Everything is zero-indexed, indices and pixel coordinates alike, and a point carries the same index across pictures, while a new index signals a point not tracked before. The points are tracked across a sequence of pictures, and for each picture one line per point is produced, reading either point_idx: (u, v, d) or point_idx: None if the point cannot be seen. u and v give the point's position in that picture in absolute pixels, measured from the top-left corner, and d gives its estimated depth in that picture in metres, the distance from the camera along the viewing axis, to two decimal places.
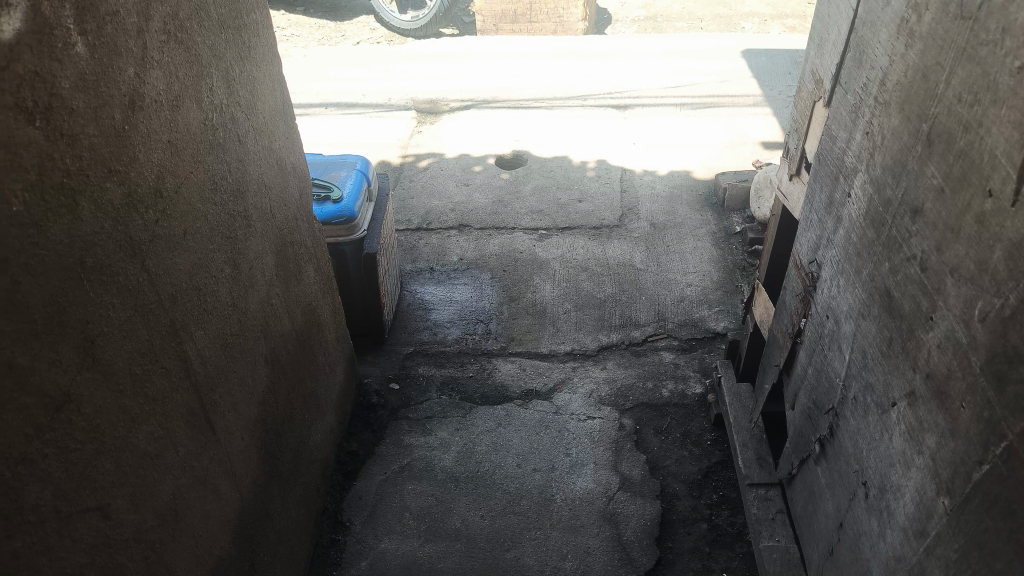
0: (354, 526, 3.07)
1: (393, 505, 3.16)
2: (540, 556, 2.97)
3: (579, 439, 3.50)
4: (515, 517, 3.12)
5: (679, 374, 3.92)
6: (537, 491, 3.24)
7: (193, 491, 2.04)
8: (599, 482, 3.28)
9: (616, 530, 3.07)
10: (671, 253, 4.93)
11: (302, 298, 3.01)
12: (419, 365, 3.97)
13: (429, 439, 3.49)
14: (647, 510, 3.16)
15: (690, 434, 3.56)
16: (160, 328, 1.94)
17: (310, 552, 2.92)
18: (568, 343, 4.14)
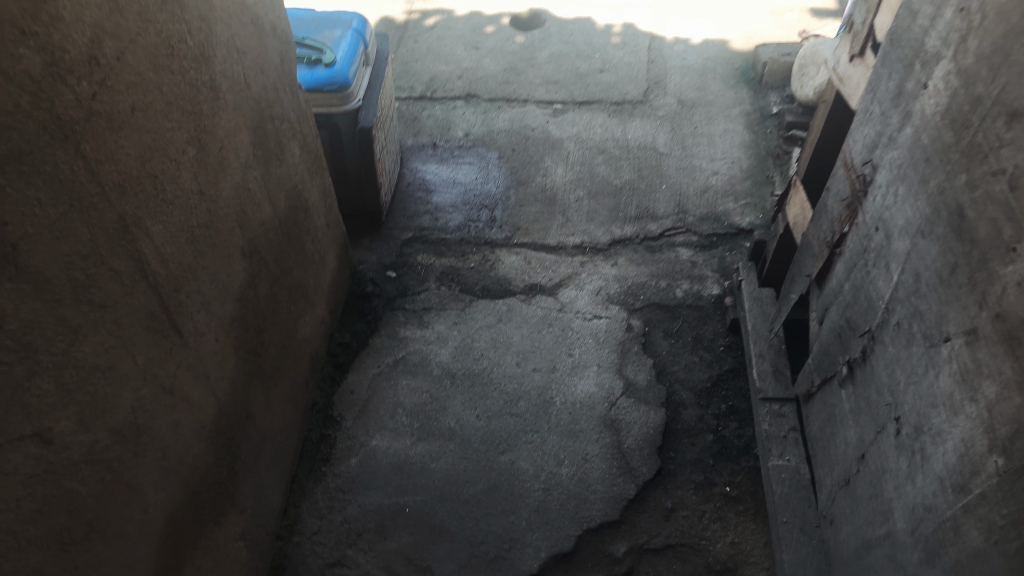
0: (346, 422, 2.96)
1: (387, 402, 3.04)
2: (535, 461, 2.89)
3: (583, 339, 3.32)
4: (513, 420, 3.01)
5: (696, 274, 3.66)
6: (536, 393, 3.10)
7: (157, 402, 1.82)
8: (602, 387, 3.14)
9: (616, 440, 2.98)
10: (698, 136, 4.50)
11: (286, 180, 2.70)
12: (417, 252, 3.72)
13: (426, 333, 3.31)
14: (652, 419, 3.05)
15: (702, 338, 3.38)
16: (106, 225, 1.65)
17: (299, 447, 2.83)
18: (579, 235, 3.85)
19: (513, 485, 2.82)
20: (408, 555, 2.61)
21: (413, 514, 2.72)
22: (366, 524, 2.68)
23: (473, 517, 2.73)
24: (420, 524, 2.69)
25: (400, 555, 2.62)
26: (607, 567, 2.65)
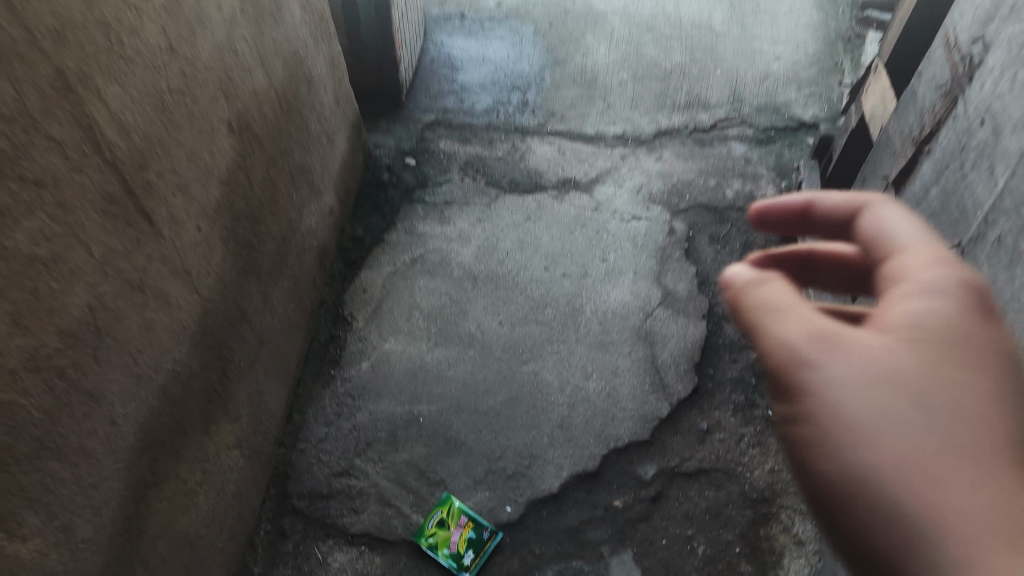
0: (357, 323, 2.71)
1: (401, 303, 2.76)
2: (560, 372, 2.64)
3: (620, 242, 2.97)
4: (538, 328, 2.74)
5: (749, 172, 3.23)
6: (565, 300, 2.81)
7: (124, 299, 1.55)
8: (638, 295, 2.82)
9: (650, 352, 2.70)
10: (761, 13, 3.92)
11: (285, 44, 2.30)
12: (439, 138, 3.33)
13: (446, 229, 2.98)
14: (691, 332, 2.75)
15: (752, 245, 3.01)
16: (41, 82, 1.31)
17: (307, 348, 2.60)
18: (620, 124, 3.42)
19: (536, 398, 2.59)
20: (420, 467, 2.44)
21: (427, 424, 2.52)
22: (376, 433, 2.49)
23: (491, 429, 2.52)
24: (433, 435, 2.50)
25: (412, 467, 2.44)
26: (634, 489, 2.45)
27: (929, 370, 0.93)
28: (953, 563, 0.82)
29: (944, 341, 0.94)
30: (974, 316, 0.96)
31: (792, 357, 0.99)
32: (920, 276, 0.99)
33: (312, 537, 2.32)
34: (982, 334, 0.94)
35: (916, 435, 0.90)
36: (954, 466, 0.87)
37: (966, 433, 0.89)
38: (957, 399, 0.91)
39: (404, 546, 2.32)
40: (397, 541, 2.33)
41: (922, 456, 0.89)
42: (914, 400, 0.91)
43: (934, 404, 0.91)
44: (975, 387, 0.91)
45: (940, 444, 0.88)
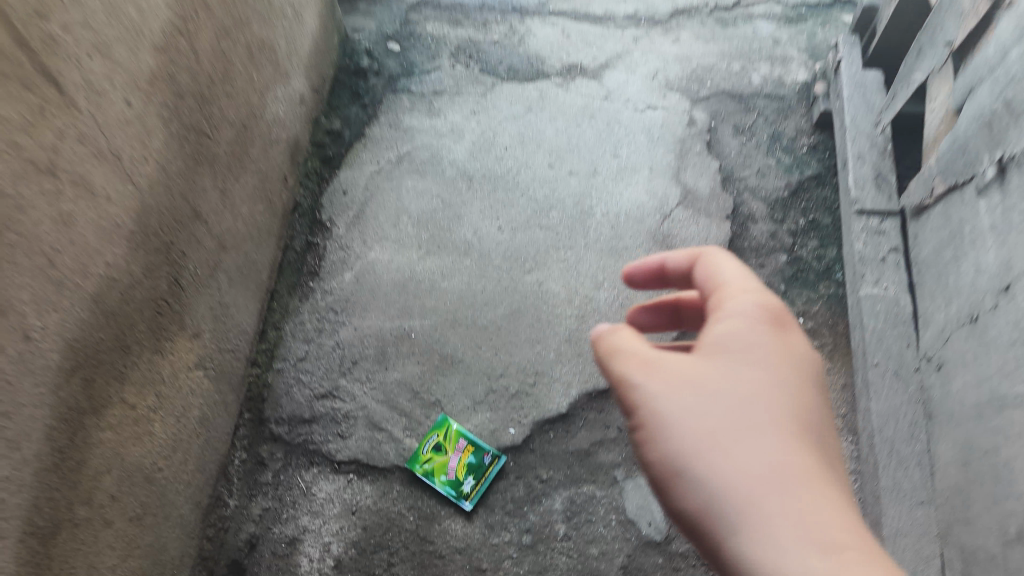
0: (337, 230, 2.36)
1: (387, 206, 2.42)
2: (565, 281, 2.35)
3: (633, 135, 2.63)
4: (541, 233, 2.42)
5: (778, 55, 2.85)
6: (572, 202, 2.47)
7: (33, 186, 1.22)
8: (654, 194, 2.50)
9: (668, 258, 2.38)
10: None
11: None
12: (426, 19, 2.92)
13: (436, 123, 2.61)
14: (714, 234, 2.44)
15: (781, 137, 2.67)
16: None
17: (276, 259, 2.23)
18: (632, 2, 3.00)
19: (541, 312, 2.31)
20: (412, 387, 2.20)
21: (419, 341, 2.25)
22: (362, 351, 2.22)
23: (492, 346, 2.26)
24: (427, 353, 2.24)
25: (405, 388, 2.20)
26: None
27: (730, 376, 1.19)
28: (736, 522, 1.07)
29: (740, 353, 1.21)
30: (769, 330, 1.23)
31: (633, 376, 1.23)
32: (728, 300, 1.28)
33: (295, 465, 2.12)
34: (772, 343, 1.22)
35: (719, 427, 1.14)
36: (743, 448, 1.12)
37: (754, 421, 1.15)
38: (750, 397, 1.17)
39: (397, 473, 2.12)
40: (390, 468, 2.13)
41: (723, 441, 1.13)
42: (718, 400, 1.17)
43: (731, 402, 1.16)
44: (764, 385, 1.18)
45: (735, 433, 1.14)
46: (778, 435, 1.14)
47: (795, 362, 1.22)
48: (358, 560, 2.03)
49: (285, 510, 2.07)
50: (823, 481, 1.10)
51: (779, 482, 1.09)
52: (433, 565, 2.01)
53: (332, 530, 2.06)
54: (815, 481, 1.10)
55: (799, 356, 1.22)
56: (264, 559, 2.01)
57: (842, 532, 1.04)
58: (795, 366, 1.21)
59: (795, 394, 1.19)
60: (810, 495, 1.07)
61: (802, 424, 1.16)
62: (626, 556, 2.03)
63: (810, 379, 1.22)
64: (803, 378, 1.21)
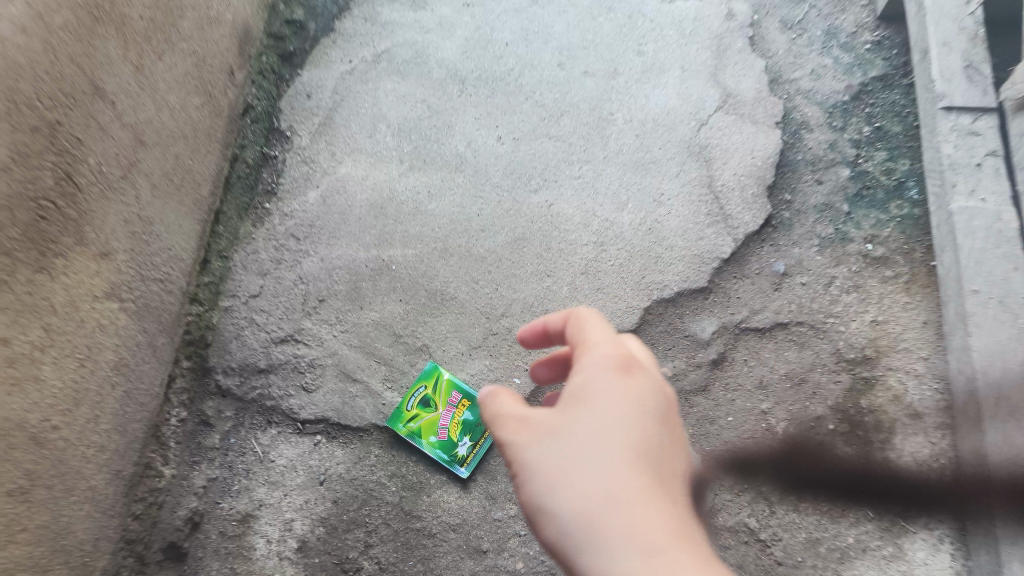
0: (298, 140, 1.90)
1: (362, 111, 1.95)
2: (578, 202, 1.90)
3: (662, 33, 2.12)
4: (550, 145, 1.96)
5: None
6: (586, 107, 2.01)
7: None
8: (686, 97, 2.02)
9: (705, 172, 1.94)
10: None
11: None
12: None
13: (421, 18, 2.10)
14: (761, 143, 1.99)
15: (837, 32, 2.20)
16: None
17: (221, 170, 1.76)
18: None
19: (551, 239, 1.87)
20: (393, 330, 1.79)
21: (401, 275, 1.82)
22: (331, 287, 1.79)
23: (490, 281, 1.84)
24: (411, 289, 1.82)
25: (384, 330, 1.79)
26: (687, 353, 1.81)
27: (581, 428, 1.04)
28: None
29: (599, 392, 1.06)
30: (621, 377, 1.08)
31: (499, 438, 1.09)
32: (584, 353, 1.12)
33: (249, 426, 1.72)
34: (624, 390, 1.06)
35: (573, 487, 1.00)
36: (598, 506, 0.98)
37: (606, 473, 1.00)
38: (604, 449, 1.01)
39: (375, 434, 1.73)
40: (366, 428, 1.73)
41: (581, 500, 0.99)
42: (572, 455, 1.02)
43: (584, 456, 1.01)
44: (619, 434, 1.03)
45: (591, 489, 0.99)
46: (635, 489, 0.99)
47: (654, 411, 1.06)
48: (327, 541, 1.65)
49: (236, 480, 1.68)
50: (688, 537, 0.96)
51: (635, 538, 0.94)
52: (420, 547, 1.65)
53: (294, 505, 1.67)
54: (676, 541, 0.95)
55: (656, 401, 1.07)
56: (210, 541, 1.63)
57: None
58: (652, 413, 1.06)
59: (653, 443, 1.04)
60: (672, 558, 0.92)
61: (659, 476, 1.01)
62: None
63: (669, 426, 1.08)
64: (661, 429, 1.06)
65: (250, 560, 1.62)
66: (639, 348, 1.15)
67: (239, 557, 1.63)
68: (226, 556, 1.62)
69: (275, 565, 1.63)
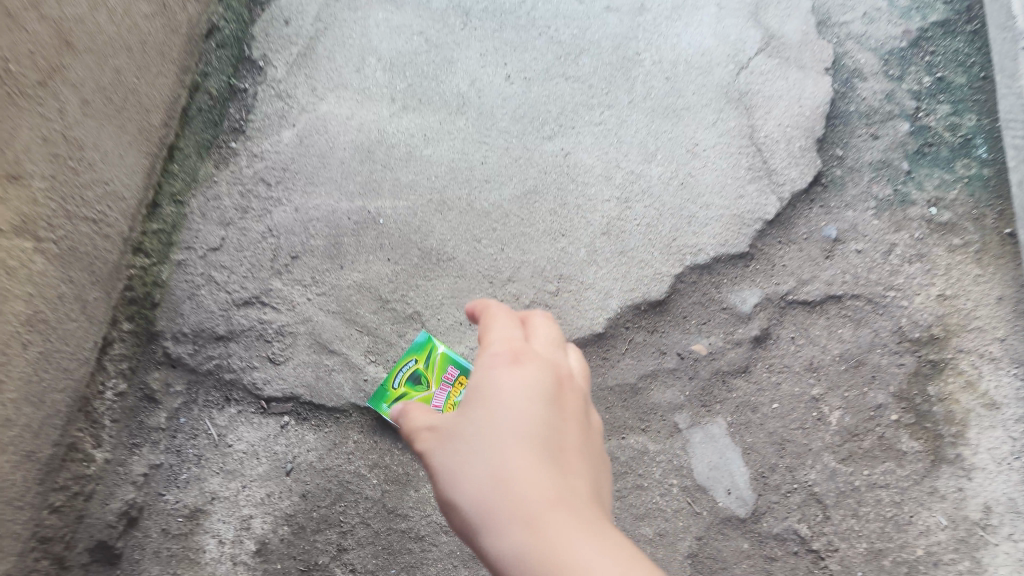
0: (274, 72, 1.59)
1: (348, 41, 1.64)
2: (600, 151, 1.61)
3: None
4: (566, 86, 1.67)
5: None
6: (612, 45, 1.72)
7: None
8: (724, 37, 1.74)
9: (745, 121, 1.67)
10: None
11: None
12: None
13: None
14: (810, 90, 1.71)
15: None
16: None
17: (178, 98, 1.47)
18: None
19: (568, 193, 1.58)
20: (378, 294, 1.51)
21: (389, 230, 1.54)
22: (305, 242, 1.51)
23: (495, 240, 1.55)
24: (400, 247, 1.53)
25: (367, 294, 1.50)
26: (725, 329, 1.54)
27: (477, 421, 0.90)
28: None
29: (496, 378, 0.93)
30: (518, 362, 0.95)
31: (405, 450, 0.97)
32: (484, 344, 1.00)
33: (202, 404, 1.43)
34: (519, 375, 0.93)
35: (470, 485, 0.86)
36: (497, 501, 0.83)
37: (499, 464, 0.86)
38: (499, 439, 0.88)
39: (354, 416, 1.44)
40: (344, 410, 1.44)
41: (482, 495, 0.85)
42: (469, 451, 0.88)
43: (478, 451, 0.87)
44: (515, 421, 0.89)
45: (485, 486, 0.85)
46: (535, 477, 0.84)
47: (554, 397, 0.93)
48: (292, 544, 1.37)
49: (185, 468, 1.39)
50: (599, 525, 0.80)
51: (541, 528, 0.79)
52: (403, 554, 1.38)
53: (254, 500, 1.39)
54: (582, 526, 0.79)
55: (555, 387, 0.94)
56: (150, 541, 1.35)
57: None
58: (553, 401, 0.93)
59: (555, 428, 0.90)
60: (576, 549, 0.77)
61: (563, 463, 0.87)
62: (695, 541, 1.41)
63: (573, 412, 0.94)
64: (563, 415, 0.92)
65: (197, 565, 1.35)
66: (545, 327, 1.03)
67: (184, 561, 1.35)
68: (169, 560, 1.35)
69: (227, 571, 1.35)
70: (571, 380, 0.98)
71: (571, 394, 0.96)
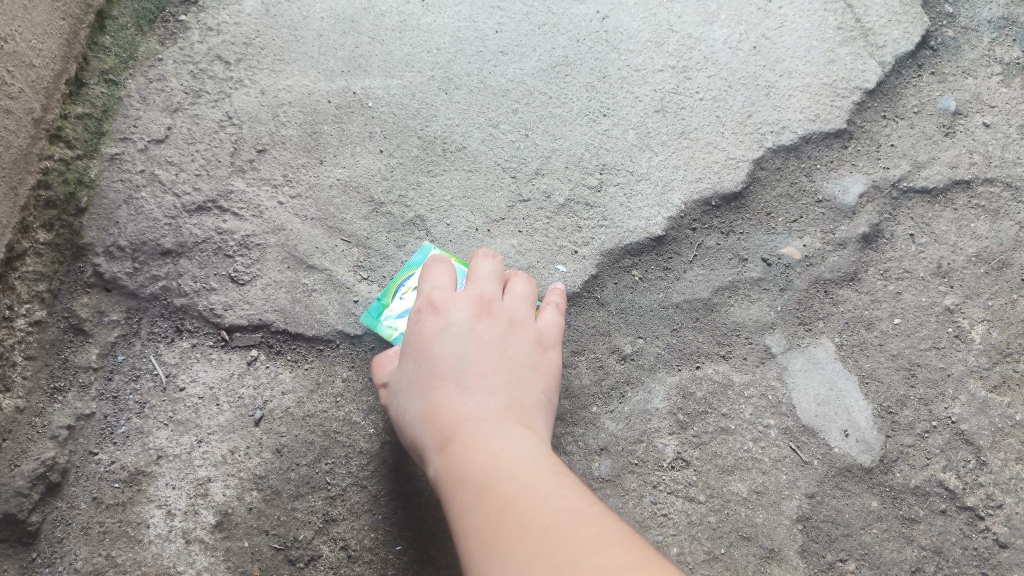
0: None
1: None
2: (646, 13, 1.29)
3: None
4: None
5: None
6: None
7: None
8: None
9: None
10: None
11: None
12: None
13: None
14: None
15: None
16: None
17: None
18: None
19: (607, 63, 1.25)
20: (368, 194, 1.16)
21: (382, 115, 1.20)
22: (275, 132, 1.18)
23: (517, 124, 1.21)
24: (396, 136, 1.19)
25: (355, 194, 1.16)
26: (821, 226, 1.18)
27: (411, 365, 0.95)
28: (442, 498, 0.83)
29: (430, 315, 0.98)
30: (449, 301, 0.99)
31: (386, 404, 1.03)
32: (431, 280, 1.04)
33: (146, 337, 1.10)
34: (439, 317, 0.97)
35: (404, 425, 0.93)
36: (424, 432, 0.90)
37: (425, 400, 0.92)
38: (426, 380, 0.93)
39: (343, 348, 1.10)
40: (329, 340, 1.10)
41: (420, 433, 0.90)
42: (408, 395, 0.94)
43: (407, 394, 0.94)
44: (441, 357, 0.94)
45: (417, 422, 0.91)
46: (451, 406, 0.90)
47: (473, 328, 0.96)
48: (262, 515, 1.02)
49: (124, 420, 1.06)
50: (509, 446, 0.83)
51: (460, 455, 0.84)
52: (411, 525, 1.03)
53: (212, 459, 1.04)
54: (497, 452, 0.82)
55: (474, 318, 0.98)
56: (77, 515, 1.02)
57: (503, 484, 0.78)
58: (473, 329, 0.96)
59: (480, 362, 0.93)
60: (477, 460, 0.82)
61: (478, 388, 0.91)
62: (806, 500, 1.04)
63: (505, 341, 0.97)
64: (483, 345, 0.95)
65: (139, 545, 1.00)
66: (487, 261, 1.05)
67: (120, 539, 1.01)
68: (101, 539, 1.01)
69: (178, 552, 1.00)
70: (499, 305, 1.01)
71: (497, 320, 0.99)
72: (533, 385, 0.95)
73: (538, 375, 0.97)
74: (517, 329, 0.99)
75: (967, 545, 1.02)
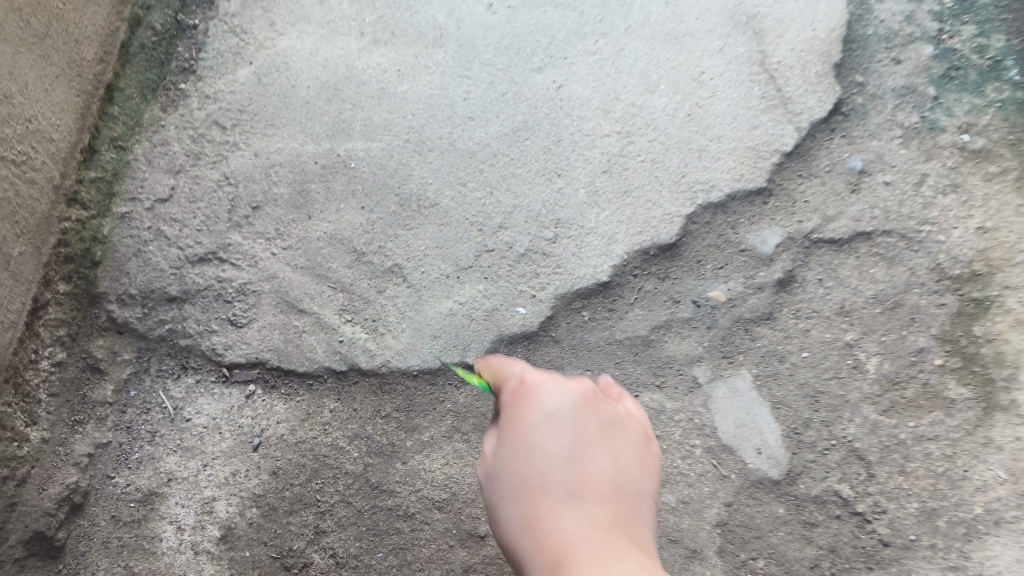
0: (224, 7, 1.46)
1: None
2: (596, 83, 1.47)
3: None
4: (556, 15, 1.52)
5: None
6: None
7: None
8: None
9: (755, 47, 1.52)
10: None
11: None
12: None
13: None
14: (823, 14, 1.55)
15: None
16: None
17: (117, 34, 1.35)
18: None
19: (562, 128, 1.43)
20: (352, 246, 1.32)
21: (363, 174, 1.37)
22: (267, 190, 1.33)
23: (482, 182, 1.38)
24: (375, 194, 1.36)
25: (340, 245, 1.32)
26: (743, 271, 1.38)
27: (511, 465, 0.86)
28: None
29: (529, 408, 0.88)
30: (547, 390, 0.89)
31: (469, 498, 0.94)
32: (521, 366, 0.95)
33: (155, 373, 1.25)
34: (539, 407, 0.88)
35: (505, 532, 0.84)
36: (530, 546, 0.82)
37: (531, 507, 0.83)
38: (532, 486, 0.84)
39: (330, 383, 1.26)
40: (317, 375, 1.27)
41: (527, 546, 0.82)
42: (510, 499, 0.85)
43: (503, 496, 0.86)
44: (546, 460, 0.85)
45: (521, 533, 0.83)
46: (557, 522, 0.81)
47: (577, 427, 0.87)
48: (261, 528, 1.19)
49: (137, 447, 1.22)
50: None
51: None
52: (391, 535, 1.20)
53: (216, 480, 1.20)
54: None
55: (577, 413, 0.88)
56: (98, 531, 1.17)
57: None
58: (577, 427, 0.87)
59: (589, 466, 0.85)
60: None
61: (586, 501, 0.82)
62: (724, 507, 1.24)
63: (612, 440, 0.88)
64: (588, 449, 0.86)
65: (153, 556, 1.16)
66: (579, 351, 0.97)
67: (136, 551, 1.17)
68: (119, 551, 1.17)
69: (188, 562, 1.17)
70: (600, 398, 0.92)
71: (600, 415, 0.90)
72: (641, 491, 0.87)
73: (645, 479, 0.88)
74: (620, 427, 0.91)
75: (857, 543, 1.23)
